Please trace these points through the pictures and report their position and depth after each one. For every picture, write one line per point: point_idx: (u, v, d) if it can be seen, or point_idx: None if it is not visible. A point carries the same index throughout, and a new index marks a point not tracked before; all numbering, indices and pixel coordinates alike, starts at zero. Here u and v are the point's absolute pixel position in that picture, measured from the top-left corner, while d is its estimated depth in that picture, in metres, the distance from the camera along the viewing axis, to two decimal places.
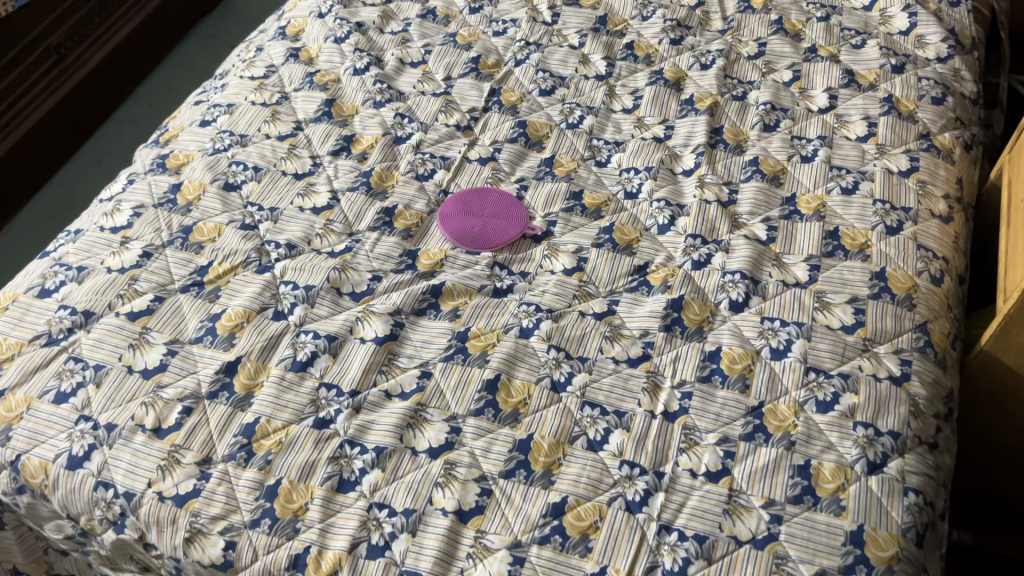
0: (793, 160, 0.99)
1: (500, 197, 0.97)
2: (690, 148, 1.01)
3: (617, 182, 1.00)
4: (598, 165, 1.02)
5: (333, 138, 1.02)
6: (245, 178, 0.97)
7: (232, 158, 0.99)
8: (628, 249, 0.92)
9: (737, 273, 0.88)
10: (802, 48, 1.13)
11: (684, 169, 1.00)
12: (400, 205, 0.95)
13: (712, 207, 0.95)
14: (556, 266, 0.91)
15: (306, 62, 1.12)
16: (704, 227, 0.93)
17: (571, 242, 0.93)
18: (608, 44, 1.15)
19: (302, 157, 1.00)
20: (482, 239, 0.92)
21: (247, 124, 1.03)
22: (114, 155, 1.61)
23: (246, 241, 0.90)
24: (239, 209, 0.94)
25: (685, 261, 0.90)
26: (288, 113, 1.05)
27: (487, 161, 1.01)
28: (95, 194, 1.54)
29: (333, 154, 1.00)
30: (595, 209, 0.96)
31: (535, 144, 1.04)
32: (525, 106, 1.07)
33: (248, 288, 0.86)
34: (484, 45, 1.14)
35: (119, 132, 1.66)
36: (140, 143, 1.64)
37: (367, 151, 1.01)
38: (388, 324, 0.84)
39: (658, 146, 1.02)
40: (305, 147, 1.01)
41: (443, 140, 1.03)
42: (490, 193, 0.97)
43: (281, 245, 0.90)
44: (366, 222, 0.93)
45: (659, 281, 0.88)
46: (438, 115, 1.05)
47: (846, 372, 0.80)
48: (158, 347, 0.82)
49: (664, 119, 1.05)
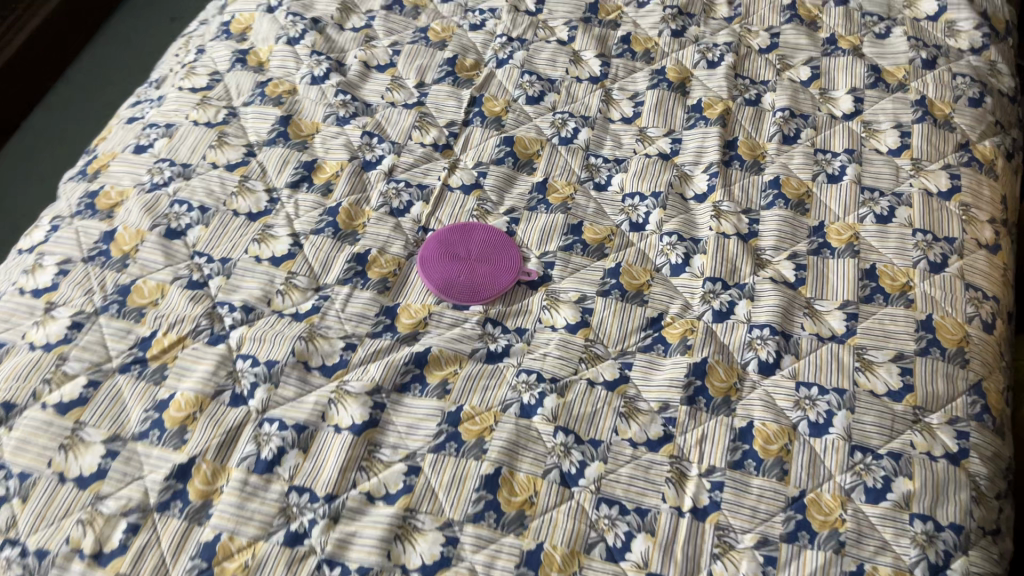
0: (818, 180, 0.87)
1: (487, 234, 0.84)
2: (701, 167, 0.89)
3: (620, 211, 0.87)
4: (597, 189, 0.89)
5: (291, 166, 0.88)
6: (190, 221, 0.83)
7: (174, 195, 0.85)
8: (639, 297, 0.80)
9: (765, 327, 0.76)
10: (820, 38, 1.00)
11: (696, 193, 0.88)
12: (373, 249, 0.82)
13: (731, 241, 0.83)
14: (557, 321, 0.79)
15: (255, 69, 0.97)
16: (724, 268, 0.81)
17: (572, 289, 0.81)
18: (601, 38, 1.01)
19: (255, 191, 0.86)
20: (471, 290, 0.80)
21: (189, 151, 0.89)
22: (47, 152, 1.46)
23: (195, 304, 0.77)
24: (184, 262, 0.80)
25: (704, 311, 0.78)
26: (237, 135, 0.90)
27: (471, 189, 0.88)
28: (28, 199, 1.40)
29: (292, 186, 0.86)
30: (598, 246, 0.84)
31: (524, 165, 0.91)
32: (510, 118, 0.94)
33: (200, 365, 0.74)
34: (460, 42, 0.99)
35: (50, 122, 1.50)
36: (75, 137, 1.49)
37: (331, 182, 0.87)
38: (366, 407, 0.72)
39: (665, 164, 0.90)
40: (259, 179, 0.87)
41: (419, 164, 0.89)
42: (476, 230, 0.85)
43: (236, 308, 0.77)
44: (334, 273, 0.80)
45: (676, 337, 0.77)
46: (412, 133, 0.92)
47: (896, 450, 0.70)
48: (95, 447, 0.69)
49: (669, 131, 0.93)
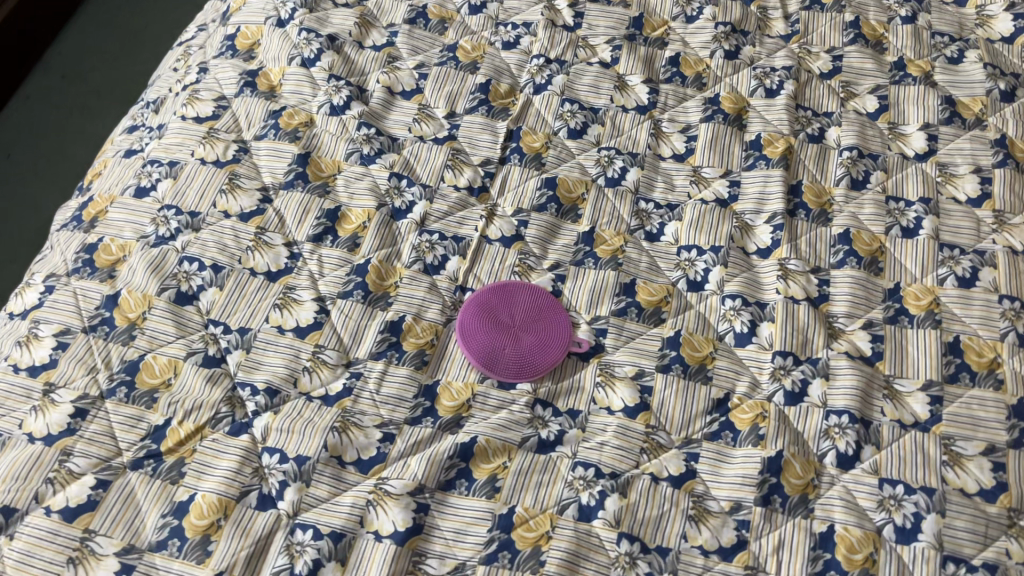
0: (893, 234, 0.80)
1: (530, 296, 0.76)
2: (764, 217, 0.81)
3: (676, 266, 0.79)
4: (649, 239, 0.81)
5: (312, 215, 0.79)
6: (203, 283, 0.75)
7: (183, 251, 0.76)
8: (702, 373, 0.73)
9: (843, 414, 0.70)
10: (887, 62, 0.91)
11: (758, 247, 0.80)
12: (408, 315, 0.74)
13: (801, 307, 0.76)
14: (613, 401, 0.71)
15: (266, 95, 0.87)
16: (795, 341, 0.74)
17: (628, 363, 0.73)
18: (647, 59, 0.91)
19: (275, 246, 0.77)
20: (519, 366, 0.72)
21: (197, 196, 0.80)
22: (25, 149, 1.36)
23: (213, 386, 0.69)
24: (198, 333, 0.72)
25: (775, 391, 0.72)
26: (249, 176, 0.81)
27: (512, 242, 0.80)
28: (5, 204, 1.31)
29: (314, 239, 0.78)
30: (654, 309, 0.76)
31: (569, 212, 0.82)
32: (551, 155, 0.85)
33: (221, 460, 0.66)
34: (493, 63, 0.90)
35: (27, 113, 1.40)
36: (54, 132, 1.38)
37: (358, 234, 0.78)
38: (409, 511, 0.65)
39: (723, 213, 0.82)
40: (277, 231, 0.78)
41: (454, 212, 0.81)
42: (517, 292, 0.76)
43: (259, 391, 0.69)
44: (366, 346, 0.72)
45: (746, 424, 0.70)
46: (444, 174, 0.83)
47: (991, 560, 0.64)
48: (107, 561, 0.62)
49: (726, 171, 0.84)
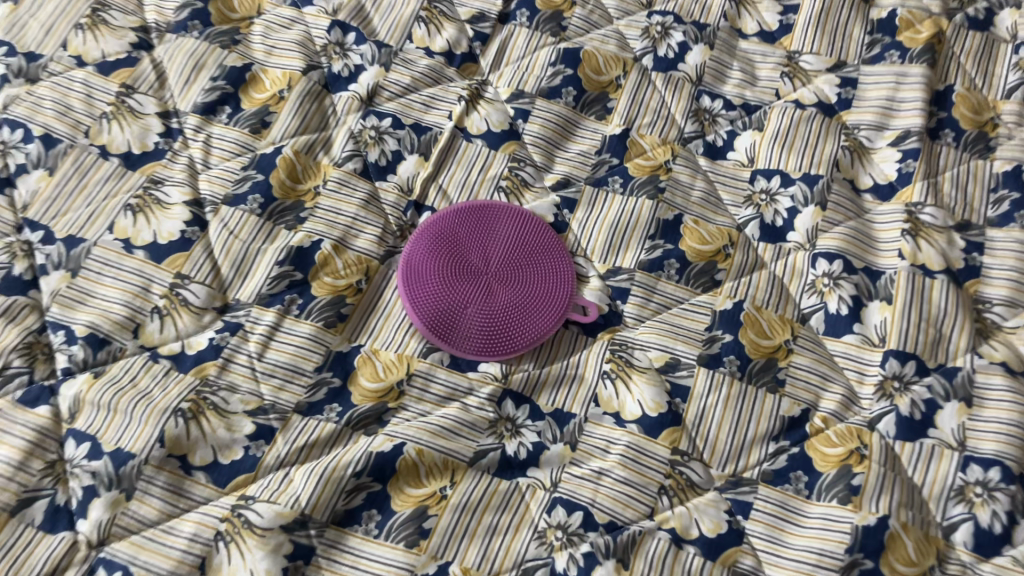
0: None
1: (515, 223, 0.49)
2: (889, 137, 0.53)
3: (747, 200, 0.52)
4: (709, 155, 0.54)
5: (206, 74, 0.53)
6: (26, 163, 0.49)
7: (4, 112, 0.51)
8: (769, 374, 0.47)
9: (992, 467, 0.44)
10: None
11: (876, 182, 0.52)
12: (326, 242, 0.49)
13: (935, 284, 0.48)
14: (625, 406, 0.46)
15: None
16: (923, 337, 0.47)
17: (655, 347, 0.47)
18: None
19: (144, 115, 0.51)
20: (488, 338, 0.46)
21: (42, 32, 0.53)
22: None
23: (9, 325, 0.45)
24: (4, 240, 0.47)
25: (883, 413, 0.46)
26: (125, 8, 0.55)
27: (502, 140, 0.53)
28: None
29: (204, 110, 0.52)
30: (706, 266, 0.50)
31: (593, 103, 0.55)
32: (577, 15, 0.57)
33: None
34: None
35: None
36: None
37: (269, 107, 0.52)
38: (277, 559, 0.40)
39: (827, 124, 0.54)
40: (151, 93, 0.52)
41: (419, 88, 0.54)
42: (496, 217, 0.49)
43: (77, 340, 0.45)
44: (255, 284, 0.48)
45: (833, 465, 0.44)
46: (413, 31, 0.56)
47: None
48: None
49: (838, 63, 0.56)
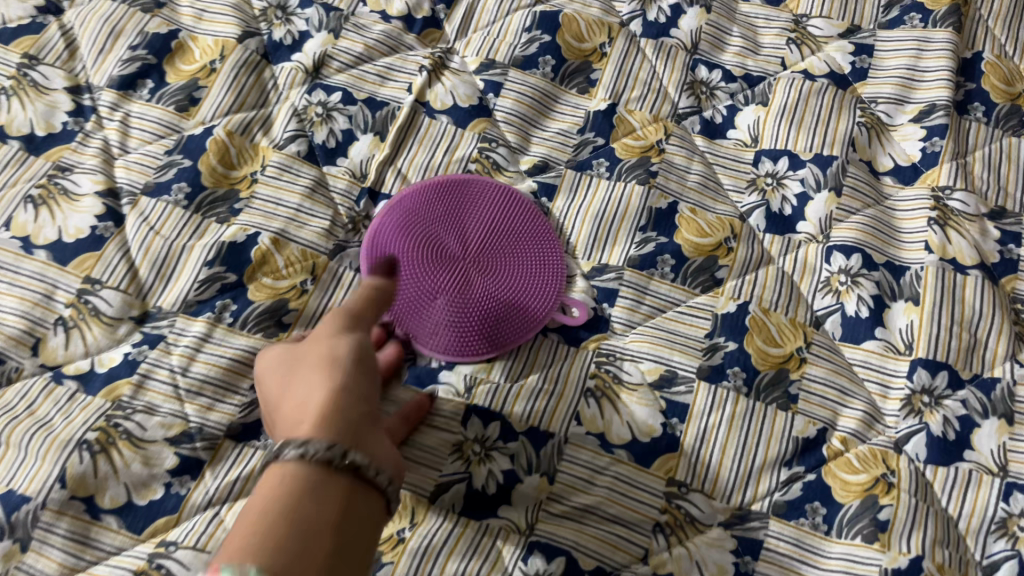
0: None
1: (496, 200, 0.43)
2: (910, 111, 0.47)
3: (751, 185, 0.46)
4: (707, 133, 0.47)
5: (124, 42, 0.46)
6: None
7: None
8: (780, 389, 0.40)
9: None
10: None
11: (897, 163, 0.46)
12: (264, 236, 0.42)
13: (968, 281, 0.42)
14: (611, 427, 0.39)
15: None
16: (955, 344, 0.41)
17: (647, 358, 0.41)
18: None
19: (50, 90, 0.44)
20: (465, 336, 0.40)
21: None
22: None
23: None
24: None
25: (911, 432, 0.39)
26: None
27: (469, 117, 0.46)
28: None
29: (122, 84, 0.45)
30: (706, 262, 0.43)
31: (574, 74, 0.48)
32: None
33: None
34: None
35: None
36: None
37: (199, 81, 0.45)
38: None
39: (841, 97, 0.47)
40: (59, 65, 0.45)
41: (375, 58, 0.47)
42: (473, 194, 0.43)
43: None
44: (178, 289, 0.41)
45: (856, 495, 0.38)
46: None
47: None
48: None
49: (851, 29, 0.49)
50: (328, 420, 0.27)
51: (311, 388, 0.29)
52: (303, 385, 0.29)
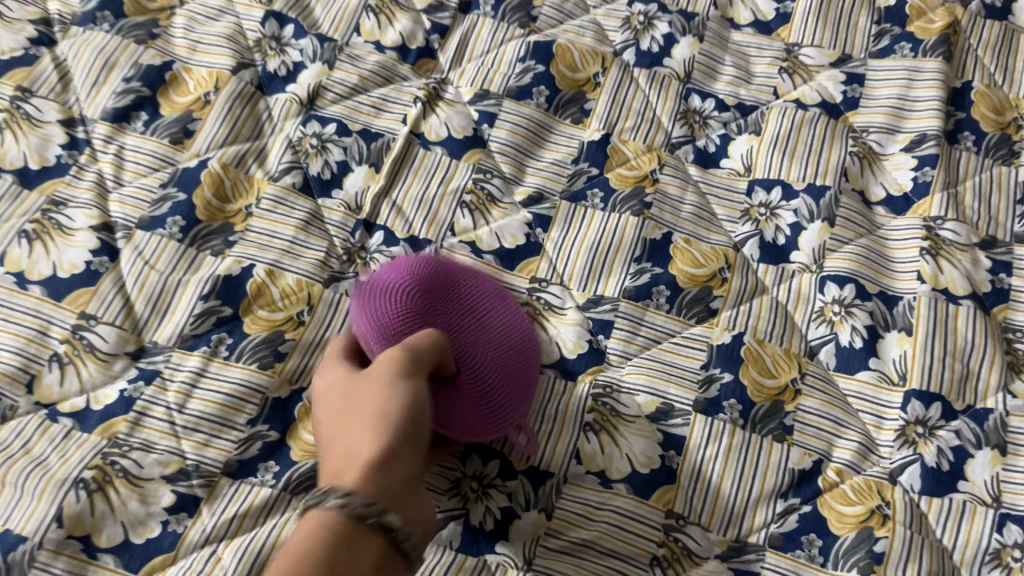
0: None
1: (449, 269, 0.38)
2: (901, 141, 0.47)
3: (744, 214, 0.46)
4: (700, 163, 0.47)
5: (117, 75, 0.45)
6: None
7: None
8: (776, 420, 0.40)
9: None
10: None
11: (889, 193, 0.46)
12: (259, 267, 0.42)
13: (960, 312, 0.42)
14: (611, 462, 0.39)
15: None
16: (948, 375, 0.41)
17: (644, 391, 0.41)
18: None
19: (43, 123, 0.44)
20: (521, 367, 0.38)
21: None
22: None
23: None
24: None
25: (905, 463, 0.40)
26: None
27: (465, 147, 0.46)
28: None
29: (115, 117, 0.45)
30: (700, 293, 0.43)
31: (568, 104, 0.48)
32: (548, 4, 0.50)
33: None
34: None
35: None
36: None
37: (194, 113, 0.45)
38: None
39: (833, 127, 0.48)
40: (52, 96, 0.45)
41: (369, 88, 0.47)
42: (429, 271, 0.37)
43: None
44: (173, 324, 0.41)
45: (852, 527, 0.38)
46: (361, 22, 0.49)
47: None
48: None
49: (842, 57, 0.50)
50: (395, 455, 0.27)
51: (383, 406, 0.29)
52: (390, 391, 0.29)
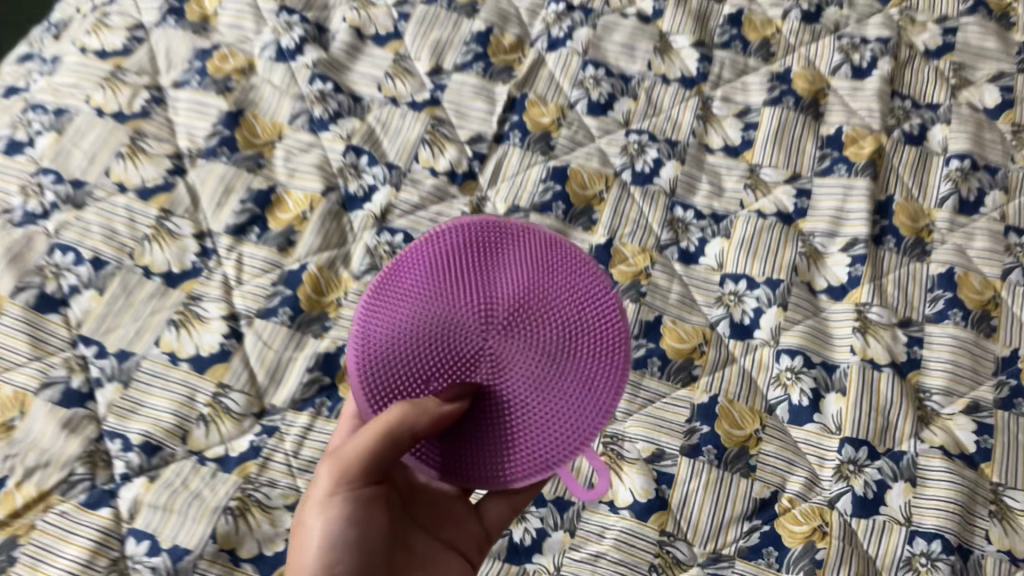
0: (1011, 281, 0.59)
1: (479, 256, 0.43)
2: (840, 242, 0.61)
3: (718, 301, 0.59)
4: (683, 260, 0.61)
5: (235, 198, 0.59)
6: (77, 283, 0.55)
7: (56, 236, 0.57)
8: (742, 460, 0.53)
9: (934, 540, 0.50)
10: (1014, 42, 0.69)
11: (830, 284, 0.60)
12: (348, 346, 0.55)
13: (883, 376, 0.56)
14: (618, 494, 0.52)
15: (196, 28, 0.67)
16: (872, 426, 0.54)
17: (642, 439, 0.54)
18: (699, 15, 0.71)
19: (181, 236, 0.58)
20: (601, 359, 0.42)
21: (85, 160, 0.60)
22: None
23: (70, 436, 0.50)
24: (61, 354, 0.53)
25: (840, 493, 0.52)
26: (160, 137, 0.61)
27: None
28: None
29: (235, 230, 0.58)
30: (684, 363, 0.57)
31: (580, 215, 0.62)
32: (563, 135, 0.64)
33: (68, 545, 0.47)
34: (498, 6, 0.70)
35: None
36: None
37: (294, 227, 0.59)
38: None
39: (786, 232, 0.61)
40: (186, 215, 0.58)
41: (427, 205, 0.61)
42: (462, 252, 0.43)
43: (133, 447, 0.51)
44: (286, 390, 0.54)
45: (800, 540, 0.51)
46: (419, 152, 0.63)
47: None
48: None
49: (794, 175, 0.64)
50: None
51: (303, 552, 0.39)
52: (308, 531, 0.39)
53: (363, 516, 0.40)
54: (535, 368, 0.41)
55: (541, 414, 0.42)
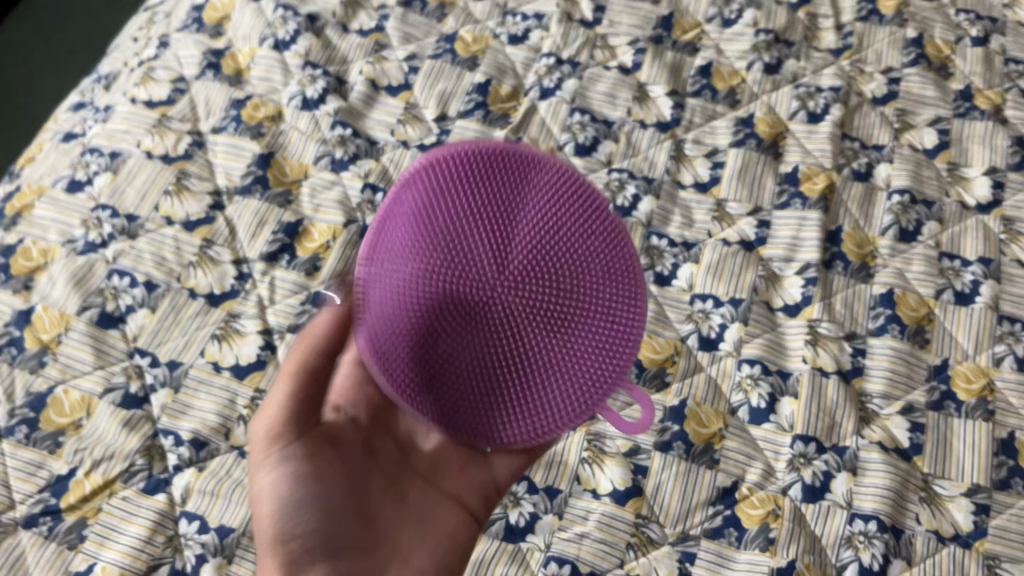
0: (944, 299, 0.68)
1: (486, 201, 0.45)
2: (795, 266, 0.70)
3: (688, 318, 0.68)
4: (659, 282, 0.70)
5: (268, 229, 0.68)
6: (132, 303, 0.64)
7: (114, 262, 0.65)
8: (707, 454, 0.62)
9: (870, 520, 0.59)
10: (951, 90, 0.79)
11: (786, 303, 0.69)
12: None
13: (830, 383, 0.64)
14: (600, 483, 0.61)
15: (231, 81, 0.76)
16: (820, 424, 0.63)
17: (621, 436, 0.62)
18: (673, 67, 0.80)
19: (221, 263, 0.66)
20: (595, 302, 0.46)
21: (137, 197, 0.69)
22: (27, 108, 1.27)
23: (130, 433, 0.59)
24: (120, 364, 0.62)
25: (792, 482, 0.61)
26: (201, 177, 0.70)
27: None
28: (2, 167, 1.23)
29: (268, 257, 0.67)
30: (658, 371, 0.65)
31: None
32: None
33: (130, 524, 0.56)
34: (496, 60, 0.79)
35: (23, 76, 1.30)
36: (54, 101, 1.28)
37: (319, 254, 0.68)
38: None
39: (748, 257, 0.70)
40: (225, 244, 0.67)
41: None
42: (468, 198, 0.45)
43: (184, 442, 0.59)
44: None
45: (756, 522, 0.59)
46: None
47: None
48: None
49: (756, 208, 0.73)
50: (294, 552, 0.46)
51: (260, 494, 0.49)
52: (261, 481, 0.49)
53: (312, 467, 0.49)
54: (540, 317, 0.44)
55: (547, 357, 0.45)
